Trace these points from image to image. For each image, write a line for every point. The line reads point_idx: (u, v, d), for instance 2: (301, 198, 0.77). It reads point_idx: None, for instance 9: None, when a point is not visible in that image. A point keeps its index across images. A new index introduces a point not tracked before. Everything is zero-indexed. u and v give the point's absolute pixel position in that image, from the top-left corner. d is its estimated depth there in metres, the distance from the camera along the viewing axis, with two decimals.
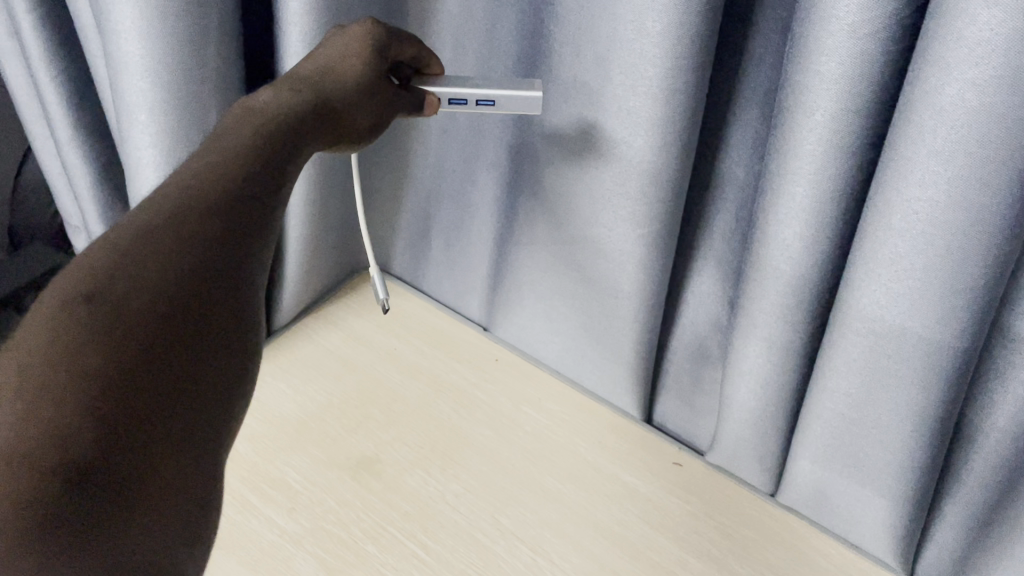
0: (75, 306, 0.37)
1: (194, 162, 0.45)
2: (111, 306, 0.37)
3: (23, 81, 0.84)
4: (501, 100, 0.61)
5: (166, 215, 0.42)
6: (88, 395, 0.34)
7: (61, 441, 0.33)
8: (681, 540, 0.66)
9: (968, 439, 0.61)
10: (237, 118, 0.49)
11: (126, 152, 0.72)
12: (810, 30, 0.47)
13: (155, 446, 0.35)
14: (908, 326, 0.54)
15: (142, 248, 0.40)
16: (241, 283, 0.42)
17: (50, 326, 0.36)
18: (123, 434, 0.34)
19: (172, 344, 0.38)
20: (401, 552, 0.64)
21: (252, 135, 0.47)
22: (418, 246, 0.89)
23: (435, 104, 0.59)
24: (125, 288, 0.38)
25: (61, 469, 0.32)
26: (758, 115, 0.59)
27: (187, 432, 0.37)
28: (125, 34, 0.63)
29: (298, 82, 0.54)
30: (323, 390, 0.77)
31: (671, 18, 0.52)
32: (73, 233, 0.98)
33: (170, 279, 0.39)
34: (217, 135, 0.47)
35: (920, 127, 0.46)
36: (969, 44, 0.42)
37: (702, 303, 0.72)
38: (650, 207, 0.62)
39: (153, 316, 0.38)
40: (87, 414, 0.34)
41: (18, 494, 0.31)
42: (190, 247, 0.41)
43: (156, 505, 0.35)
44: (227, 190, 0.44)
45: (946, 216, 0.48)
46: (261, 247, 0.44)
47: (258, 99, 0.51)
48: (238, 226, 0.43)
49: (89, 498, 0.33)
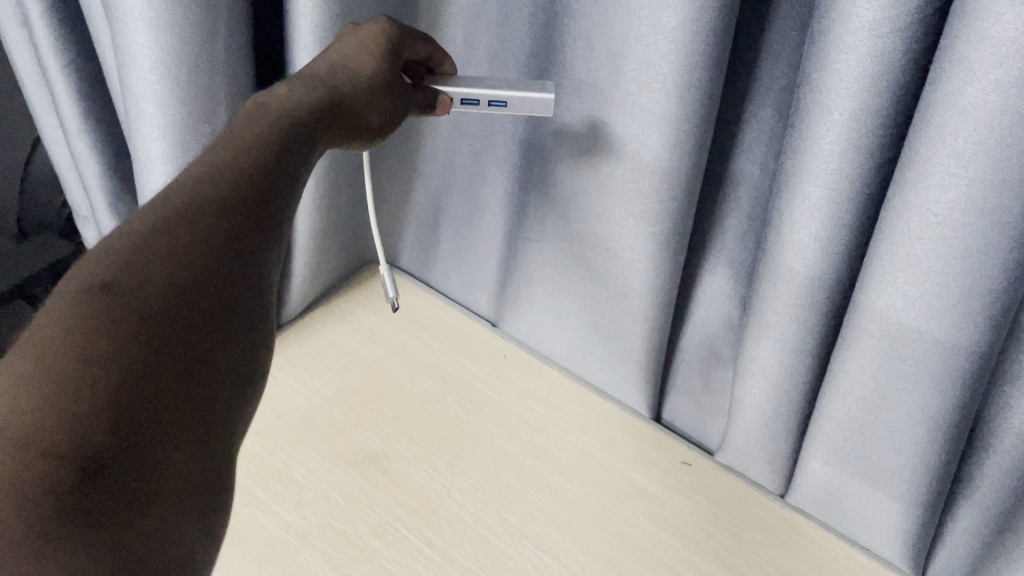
0: (91, 297, 0.36)
1: (206, 157, 0.44)
2: (127, 295, 0.37)
3: (32, 71, 0.84)
4: (513, 100, 0.60)
5: (180, 206, 0.41)
6: (102, 386, 0.34)
7: (74, 426, 0.33)
8: (690, 540, 0.66)
9: (983, 443, 0.60)
10: (252, 114, 0.48)
11: (134, 145, 0.71)
12: (830, 27, 0.47)
13: (167, 440, 0.35)
14: (925, 329, 0.53)
15: (156, 241, 0.39)
16: (254, 279, 0.42)
17: (64, 316, 0.35)
18: (135, 422, 0.34)
19: (186, 339, 0.37)
20: (407, 549, 0.64)
21: (264, 129, 0.47)
22: (427, 240, 0.88)
23: (447, 104, 0.59)
24: (140, 280, 0.38)
25: (73, 460, 0.32)
26: (773, 113, 0.58)
27: (198, 423, 0.37)
28: (134, 25, 0.62)
29: (314, 78, 0.53)
30: (332, 384, 0.76)
31: (687, 14, 0.51)
32: (82, 224, 0.98)
33: (186, 273, 0.39)
34: (232, 130, 0.47)
35: (940, 128, 0.45)
36: (993, 44, 0.41)
37: (713, 302, 0.71)
38: (663, 205, 0.61)
39: (168, 310, 0.37)
40: (100, 405, 0.33)
41: (34, 480, 0.31)
42: (207, 241, 0.40)
43: (168, 494, 0.34)
44: (239, 186, 0.43)
45: (965, 219, 0.47)
46: (272, 245, 0.43)
47: (274, 95, 0.50)
48: (250, 222, 0.42)
49: (101, 484, 0.32)
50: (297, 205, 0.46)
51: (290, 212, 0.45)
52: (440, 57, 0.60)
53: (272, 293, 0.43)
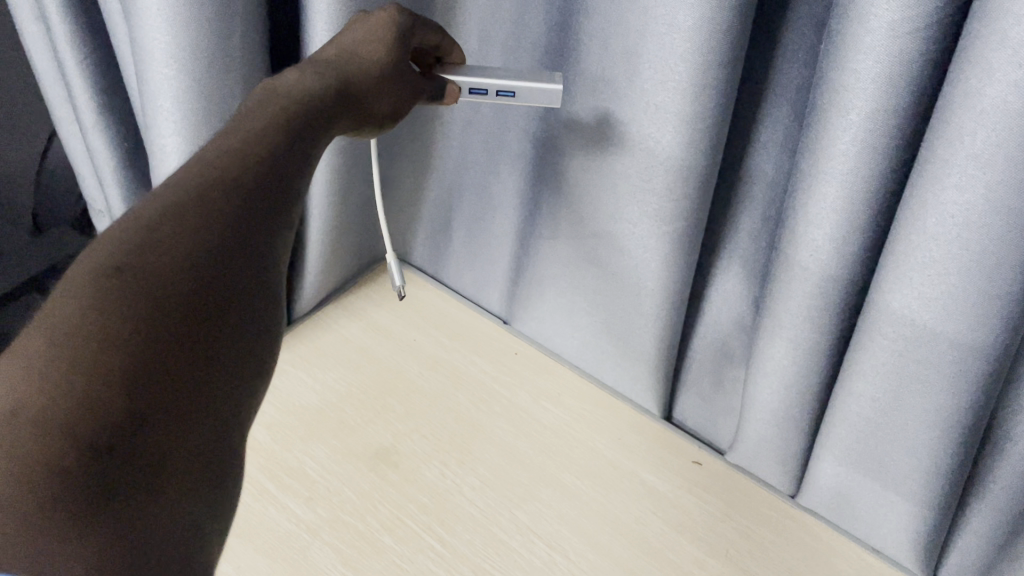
0: (105, 279, 0.37)
1: (218, 142, 0.44)
2: (141, 281, 0.37)
3: (48, 64, 0.85)
4: (522, 91, 0.60)
5: (194, 189, 0.41)
6: (115, 370, 0.34)
7: (89, 408, 0.33)
8: (700, 540, 0.66)
9: (996, 446, 0.60)
10: (260, 101, 0.48)
11: (151, 139, 0.72)
12: (849, 26, 0.46)
13: (178, 425, 0.36)
14: (940, 330, 0.52)
15: (168, 225, 0.40)
16: (263, 271, 0.42)
17: (80, 298, 0.36)
18: (148, 404, 0.35)
19: (198, 324, 0.38)
20: (417, 545, 0.64)
21: (272, 118, 0.46)
22: (439, 237, 0.89)
23: (455, 94, 0.59)
24: (152, 265, 0.38)
25: (86, 444, 0.33)
26: (789, 113, 0.58)
27: (205, 407, 0.38)
28: (151, 21, 0.62)
29: (322, 65, 0.53)
30: (343, 379, 0.77)
31: (705, 13, 0.51)
32: (97, 218, 0.98)
33: (199, 257, 0.40)
34: (241, 117, 0.47)
35: (959, 129, 0.45)
36: (1013, 45, 0.41)
37: (725, 301, 0.71)
38: (676, 204, 0.61)
39: (180, 299, 0.38)
40: (115, 390, 0.34)
41: (53, 461, 0.32)
42: (220, 232, 0.41)
43: (174, 476, 0.36)
44: (249, 176, 0.43)
45: (982, 221, 0.47)
46: (279, 235, 0.44)
47: (282, 81, 0.50)
48: (261, 214, 0.43)
49: (116, 465, 0.34)
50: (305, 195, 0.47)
51: (298, 205, 0.46)
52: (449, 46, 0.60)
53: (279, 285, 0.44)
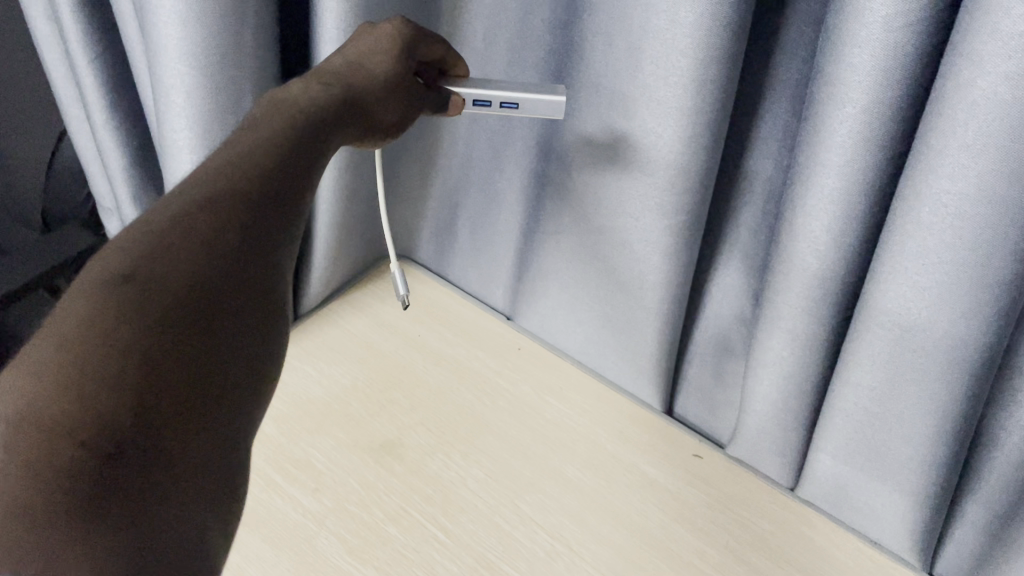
0: (114, 285, 0.38)
1: (224, 147, 0.46)
2: (150, 286, 0.38)
3: (59, 64, 0.86)
4: (523, 102, 0.61)
5: (202, 196, 0.43)
6: (125, 376, 0.35)
7: (97, 412, 0.34)
8: (699, 532, 0.67)
9: (991, 435, 0.61)
10: (267, 111, 0.50)
11: (163, 136, 0.73)
12: (845, 21, 0.48)
13: (186, 429, 0.36)
14: (933, 319, 0.54)
15: (174, 232, 0.41)
16: (273, 261, 0.44)
17: (92, 303, 0.37)
18: (156, 407, 0.36)
19: (204, 327, 0.39)
20: (422, 535, 0.65)
21: (280, 125, 0.49)
22: (445, 234, 0.90)
23: (459, 104, 0.60)
24: (160, 270, 0.39)
25: (94, 446, 0.34)
26: (788, 109, 0.60)
27: (213, 410, 0.38)
28: (164, 18, 0.63)
29: (329, 76, 0.55)
30: (348, 373, 0.78)
31: (705, 9, 0.52)
32: (105, 216, 1.00)
33: (205, 259, 0.41)
34: (249, 126, 0.49)
35: (952, 120, 0.46)
36: (1003, 36, 0.42)
37: (726, 295, 0.72)
38: (677, 197, 0.63)
39: (184, 302, 0.39)
40: (122, 392, 0.35)
41: (60, 464, 0.33)
42: (225, 234, 0.42)
43: (183, 480, 0.36)
44: (253, 177, 0.45)
45: (974, 209, 0.48)
46: (286, 230, 0.45)
47: (290, 91, 0.52)
48: (265, 208, 0.45)
49: (123, 467, 0.34)
50: (309, 188, 0.48)
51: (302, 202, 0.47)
52: (454, 59, 0.61)
53: (286, 278, 0.45)
